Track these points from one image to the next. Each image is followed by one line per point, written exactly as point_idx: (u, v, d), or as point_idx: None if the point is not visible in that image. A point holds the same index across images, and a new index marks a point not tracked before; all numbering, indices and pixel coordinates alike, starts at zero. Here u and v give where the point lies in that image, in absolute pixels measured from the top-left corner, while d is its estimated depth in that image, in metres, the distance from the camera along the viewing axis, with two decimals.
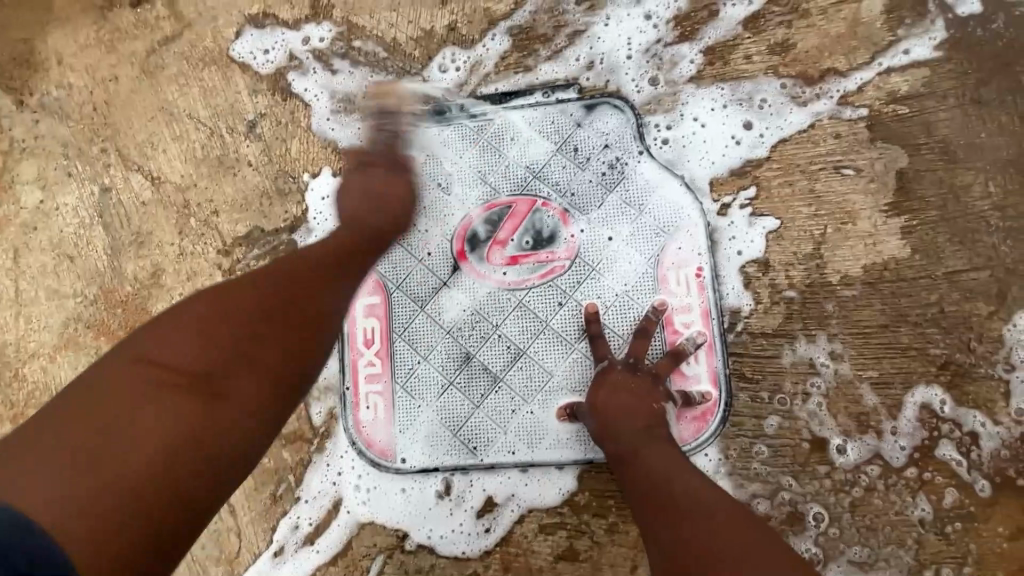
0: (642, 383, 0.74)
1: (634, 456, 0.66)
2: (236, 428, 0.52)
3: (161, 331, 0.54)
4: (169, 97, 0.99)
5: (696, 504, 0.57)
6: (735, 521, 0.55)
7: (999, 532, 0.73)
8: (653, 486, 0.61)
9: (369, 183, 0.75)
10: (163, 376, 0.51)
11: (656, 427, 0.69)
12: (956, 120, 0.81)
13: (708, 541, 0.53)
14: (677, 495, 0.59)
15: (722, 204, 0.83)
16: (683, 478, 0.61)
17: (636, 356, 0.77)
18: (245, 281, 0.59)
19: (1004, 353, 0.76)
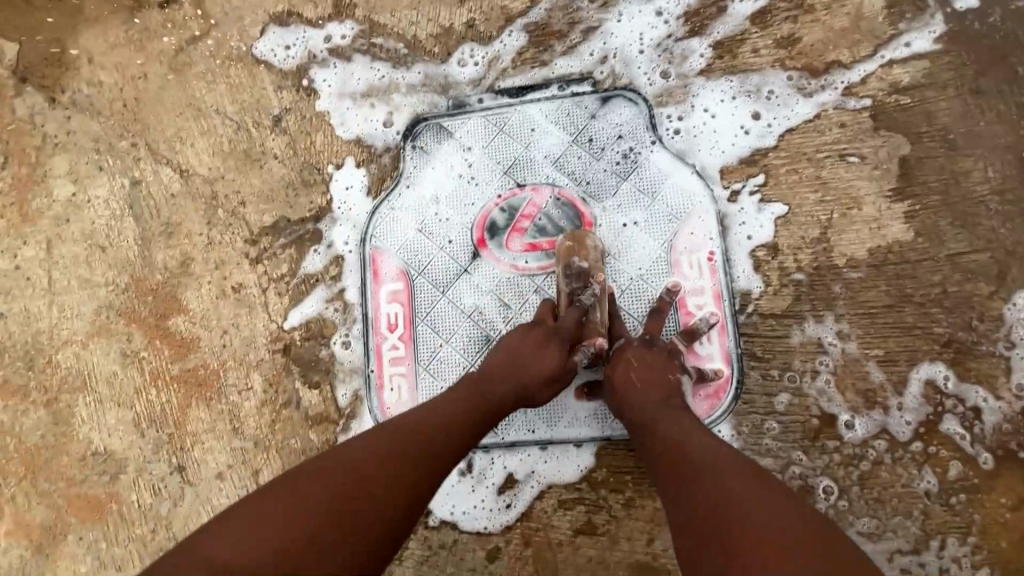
0: (658, 357, 0.77)
1: (654, 425, 0.68)
2: None
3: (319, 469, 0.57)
4: (197, 93, 1.03)
5: (713, 468, 0.59)
6: (751, 485, 0.56)
7: (1002, 503, 0.76)
8: (670, 452, 0.64)
9: (522, 346, 0.75)
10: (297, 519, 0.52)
11: (673, 399, 0.72)
12: (956, 109, 0.85)
13: (722, 503, 0.55)
14: (694, 459, 0.61)
15: (732, 191, 0.87)
16: (701, 443, 0.63)
17: (651, 333, 0.80)
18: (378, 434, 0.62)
19: (1005, 331, 0.79)
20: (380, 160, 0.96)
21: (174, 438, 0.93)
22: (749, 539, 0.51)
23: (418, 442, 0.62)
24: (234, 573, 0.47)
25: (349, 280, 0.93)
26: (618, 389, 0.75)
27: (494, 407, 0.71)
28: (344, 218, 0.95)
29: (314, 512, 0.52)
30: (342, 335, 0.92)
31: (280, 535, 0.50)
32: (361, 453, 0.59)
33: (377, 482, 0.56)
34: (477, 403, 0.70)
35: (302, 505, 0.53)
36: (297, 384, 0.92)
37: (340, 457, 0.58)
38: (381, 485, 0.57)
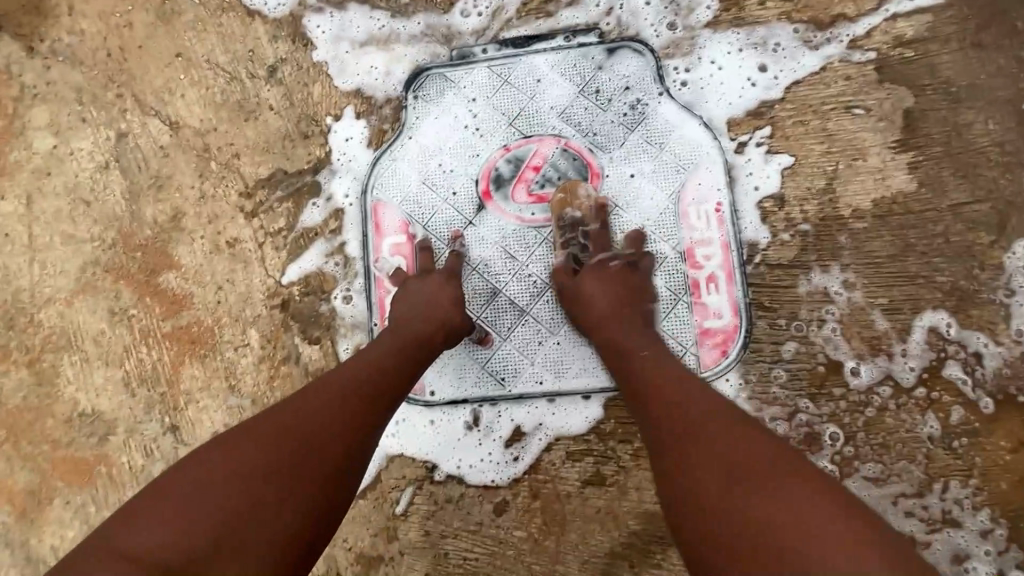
0: (636, 283, 0.76)
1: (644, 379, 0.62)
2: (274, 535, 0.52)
3: (281, 412, 0.60)
4: (187, 42, 0.99)
5: (710, 431, 0.53)
6: (753, 448, 0.51)
7: (1002, 446, 0.78)
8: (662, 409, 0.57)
9: (425, 288, 0.80)
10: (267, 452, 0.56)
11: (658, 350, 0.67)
12: (959, 62, 0.86)
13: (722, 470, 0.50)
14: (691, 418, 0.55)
15: (739, 142, 0.87)
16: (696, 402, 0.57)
17: (635, 258, 0.79)
18: (334, 378, 0.65)
19: (1004, 279, 0.81)
20: (381, 112, 0.93)
21: (167, 397, 0.90)
22: (758, 514, 0.46)
23: (350, 398, 0.63)
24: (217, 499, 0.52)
25: (349, 233, 0.90)
26: (593, 324, 0.73)
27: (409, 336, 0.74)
28: (344, 170, 0.92)
29: (279, 446, 0.56)
30: (343, 290, 0.89)
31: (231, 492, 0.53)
32: (298, 413, 0.60)
33: (333, 418, 0.60)
34: (404, 358, 0.71)
35: (267, 440, 0.57)
36: (297, 340, 0.89)
37: (275, 418, 0.59)
38: (338, 421, 0.60)
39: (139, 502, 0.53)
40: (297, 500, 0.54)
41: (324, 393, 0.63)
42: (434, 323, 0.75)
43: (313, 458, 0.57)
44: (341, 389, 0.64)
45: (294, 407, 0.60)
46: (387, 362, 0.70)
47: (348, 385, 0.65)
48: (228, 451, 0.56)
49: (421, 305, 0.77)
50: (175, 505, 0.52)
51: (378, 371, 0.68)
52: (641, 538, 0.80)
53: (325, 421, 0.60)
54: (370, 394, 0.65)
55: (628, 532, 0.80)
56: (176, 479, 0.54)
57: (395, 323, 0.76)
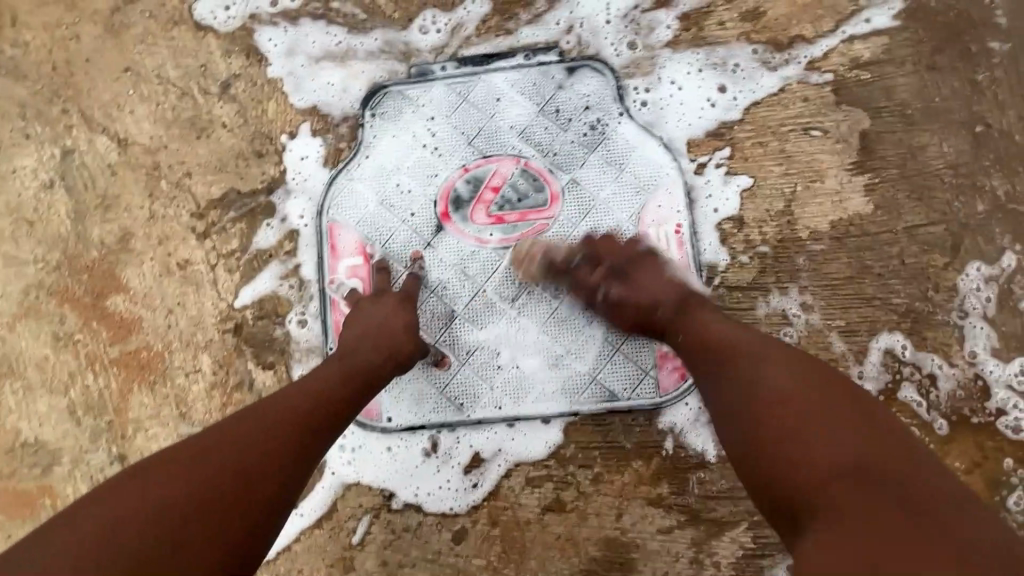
0: (644, 270, 0.77)
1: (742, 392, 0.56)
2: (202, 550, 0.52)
3: (222, 430, 0.60)
4: (136, 57, 0.96)
5: (847, 473, 0.46)
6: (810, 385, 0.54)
7: (956, 467, 0.79)
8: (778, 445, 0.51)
9: (378, 312, 0.78)
10: (204, 466, 0.56)
11: (756, 340, 0.62)
12: (914, 85, 0.86)
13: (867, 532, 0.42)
14: (815, 450, 0.48)
15: (699, 163, 0.87)
16: (817, 419, 0.51)
17: (613, 262, 0.79)
18: (280, 398, 0.66)
19: (958, 301, 0.81)
20: (337, 130, 0.91)
21: (114, 426, 0.86)
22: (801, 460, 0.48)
23: (292, 419, 0.64)
24: (150, 509, 0.52)
25: (304, 255, 0.88)
26: (648, 321, 0.73)
27: (358, 360, 0.73)
28: (299, 190, 0.90)
29: (217, 461, 0.57)
30: (298, 313, 0.87)
31: (164, 504, 0.53)
32: (239, 431, 0.60)
33: (273, 438, 0.61)
34: (350, 380, 0.71)
35: (206, 456, 0.57)
36: (250, 365, 0.86)
37: (215, 438, 0.59)
38: (277, 441, 0.61)
39: (64, 519, 0.52)
40: (228, 518, 0.54)
41: (267, 413, 0.63)
42: (382, 350, 0.75)
43: (247, 481, 0.57)
44: (283, 413, 0.64)
45: (234, 429, 0.60)
46: (333, 387, 0.69)
47: (289, 410, 0.64)
48: (162, 468, 0.55)
49: (373, 330, 0.76)
50: (105, 521, 0.51)
51: (325, 394, 0.68)
52: (601, 565, 0.79)
53: (266, 442, 0.60)
54: (312, 421, 0.65)
55: (588, 558, 0.79)
56: (106, 494, 0.54)
57: (345, 347, 0.75)
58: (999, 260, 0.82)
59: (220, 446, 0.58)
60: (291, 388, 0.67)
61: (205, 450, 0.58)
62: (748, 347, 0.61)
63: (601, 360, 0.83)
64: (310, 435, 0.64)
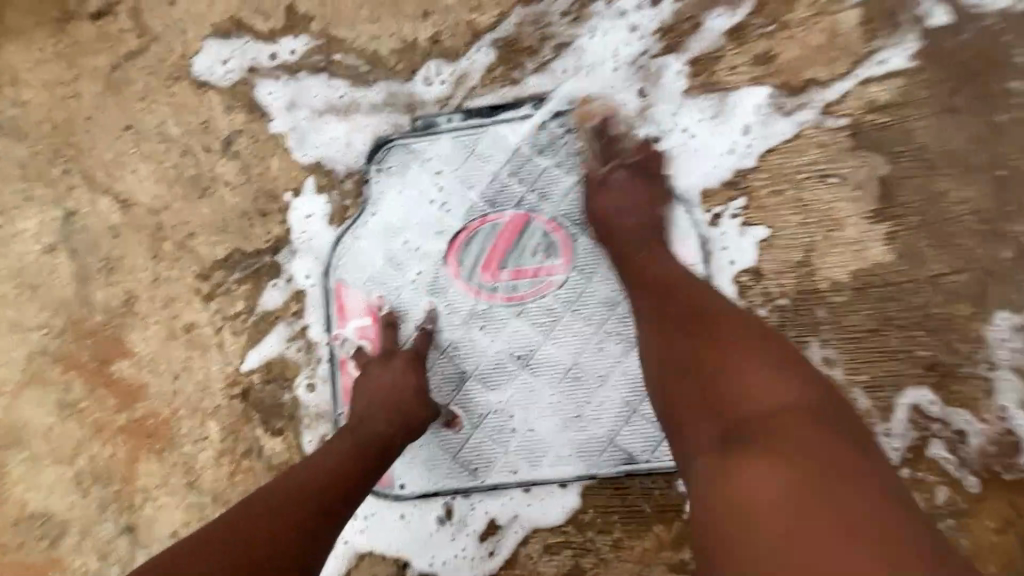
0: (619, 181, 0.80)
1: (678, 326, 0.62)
2: None
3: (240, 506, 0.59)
4: (137, 114, 0.95)
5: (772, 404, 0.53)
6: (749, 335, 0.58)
7: (988, 527, 0.76)
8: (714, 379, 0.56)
9: (389, 374, 0.75)
10: (217, 544, 0.55)
11: (683, 286, 0.67)
12: (933, 127, 0.83)
13: (789, 454, 0.49)
14: (741, 390, 0.54)
15: (713, 215, 0.84)
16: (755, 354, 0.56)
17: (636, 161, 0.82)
18: (298, 468, 0.64)
19: (986, 352, 0.79)
20: (342, 186, 0.89)
21: (121, 495, 0.85)
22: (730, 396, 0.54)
23: (307, 488, 0.61)
24: None
25: (312, 316, 0.86)
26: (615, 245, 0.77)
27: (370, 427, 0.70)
28: (305, 249, 0.88)
29: (231, 536, 0.55)
30: (307, 376, 0.85)
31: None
32: (254, 505, 0.59)
33: (287, 508, 0.59)
34: (366, 446, 0.68)
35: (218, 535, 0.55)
36: (259, 432, 0.84)
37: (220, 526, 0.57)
38: (290, 512, 0.59)
39: None
40: None
41: (283, 484, 0.62)
42: (396, 418, 0.71)
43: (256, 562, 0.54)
44: (291, 491, 0.61)
45: (244, 513, 0.58)
46: (346, 457, 0.66)
47: (298, 488, 0.61)
48: (167, 566, 0.53)
49: (383, 394, 0.73)
50: None
51: (342, 462, 0.66)
52: None
53: (278, 512, 0.58)
54: (323, 495, 0.62)
55: None
56: None
57: (357, 415, 0.72)
58: None
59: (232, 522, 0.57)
60: (308, 459, 0.65)
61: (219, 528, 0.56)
62: (686, 292, 0.66)
63: (619, 422, 0.80)
64: (319, 514, 0.60)
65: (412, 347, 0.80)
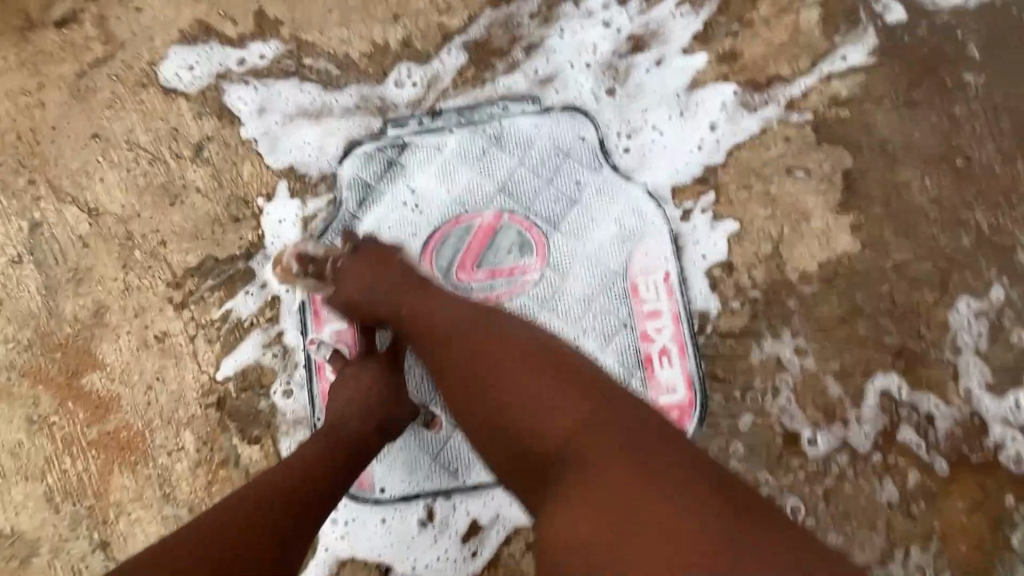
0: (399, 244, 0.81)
1: (478, 361, 0.61)
2: None
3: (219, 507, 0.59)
4: (105, 122, 0.93)
5: (562, 428, 0.54)
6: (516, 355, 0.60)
7: (959, 508, 0.78)
8: (510, 425, 0.57)
9: (364, 376, 0.75)
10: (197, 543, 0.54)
11: (473, 311, 0.67)
12: (893, 121, 0.86)
13: (597, 470, 0.52)
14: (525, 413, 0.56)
15: (684, 209, 0.86)
16: (535, 380, 0.57)
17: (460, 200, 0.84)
18: (276, 469, 0.64)
19: (950, 338, 0.81)
20: (316, 190, 0.89)
21: (94, 511, 0.83)
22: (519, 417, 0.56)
23: (286, 486, 0.62)
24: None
25: (287, 322, 0.86)
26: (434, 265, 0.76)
27: (346, 429, 0.70)
28: (278, 255, 0.88)
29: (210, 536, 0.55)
30: (283, 383, 0.84)
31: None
32: (233, 505, 0.58)
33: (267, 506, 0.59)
34: (342, 445, 0.69)
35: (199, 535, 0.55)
36: (235, 441, 0.83)
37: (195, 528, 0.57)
38: (271, 509, 0.59)
39: None
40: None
41: (261, 484, 0.61)
42: (372, 418, 0.71)
43: (230, 560, 0.53)
44: (268, 491, 0.61)
45: (223, 513, 0.57)
46: (324, 456, 0.67)
47: (275, 488, 0.61)
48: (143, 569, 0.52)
49: (359, 395, 0.73)
50: None
51: (322, 461, 0.66)
52: None
53: (258, 510, 0.58)
54: (300, 494, 0.62)
55: None
56: None
57: (333, 417, 0.71)
58: (988, 294, 0.81)
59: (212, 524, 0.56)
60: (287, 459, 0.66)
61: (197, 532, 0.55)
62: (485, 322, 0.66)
63: None
64: (299, 509, 0.60)
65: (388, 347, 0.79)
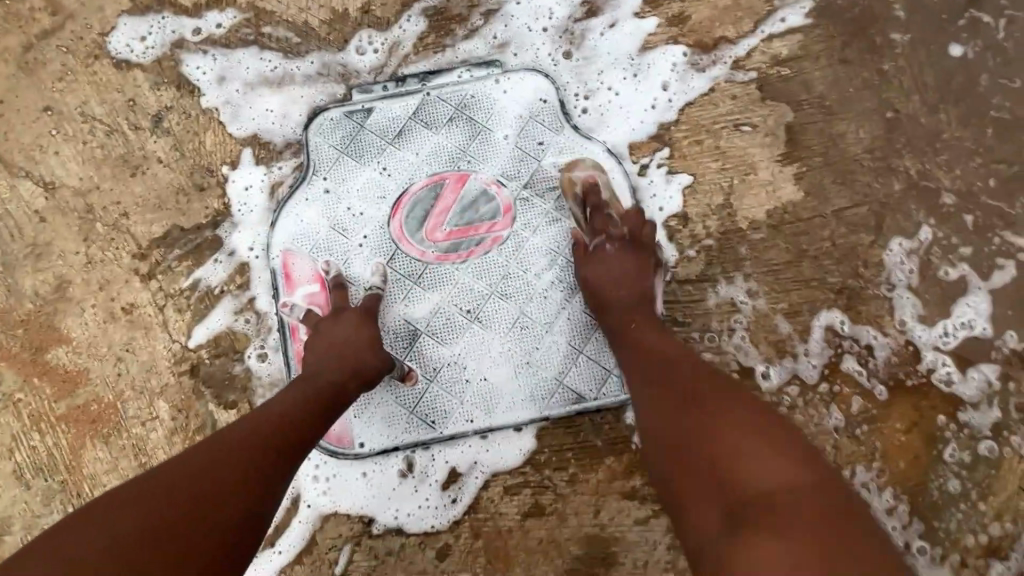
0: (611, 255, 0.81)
1: (679, 398, 0.61)
2: (208, 529, 0.52)
3: (215, 437, 0.60)
4: (56, 95, 0.91)
5: (765, 481, 0.51)
6: (718, 400, 0.60)
7: (897, 428, 0.85)
8: (709, 465, 0.55)
9: (338, 330, 0.76)
10: (199, 463, 0.57)
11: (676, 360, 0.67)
12: (829, 77, 0.92)
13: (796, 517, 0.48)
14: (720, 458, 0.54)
15: (641, 165, 0.90)
16: (749, 435, 0.55)
17: (630, 232, 0.82)
18: (270, 405, 0.66)
19: (885, 275, 0.88)
20: (281, 158, 0.90)
21: (67, 485, 0.82)
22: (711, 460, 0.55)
23: (281, 421, 0.64)
24: (144, 507, 0.52)
25: (258, 287, 0.86)
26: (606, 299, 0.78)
27: (322, 379, 0.70)
28: (246, 222, 0.88)
29: (211, 458, 0.57)
30: (257, 347, 0.85)
31: (164, 498, 0.53)
32: (230, 434, 0.61)
33: (264, 436, 0.62)
34: (326, 388, 0.70)
35: (199, 457, 0.57)
36: (211, 407, 0.84)
37: (136, 520, 0.51)
38: (268, 438, 0.62)
39: (61, 529, 0.51)
40: (230, 498, 0.55)
41: (259, 416, 0.64)
42: (346, 368, 0.72)
43: (230, 482, 0.56)
44: (261, 426, 0.63)
45: (221, 441, 0.60)
46: (311, 397, 0.68)
47: (269, 421, 0.64)
48: (144, 487, 0.54)
49: (334, 347, 0.74)
50: (104, 522, 0.51)
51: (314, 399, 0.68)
52: (584, 562, 0.80)
53: (256, 440, 0.61)
54: (294, 429, 0.64)
55: (572, 558, 0.81)
56: (96, 509, 0.52)
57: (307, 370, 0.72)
58: (918, 234, 0.89)
59: (210, 448, 0.59)
60: (279, 398, 0.68)
61: (198, 454, 0.58)
62: (677, 369, 0.66)
63: (566, 363, 0.84)
64: (293, 441, 0.63)
65: (360, 303, 0.81)
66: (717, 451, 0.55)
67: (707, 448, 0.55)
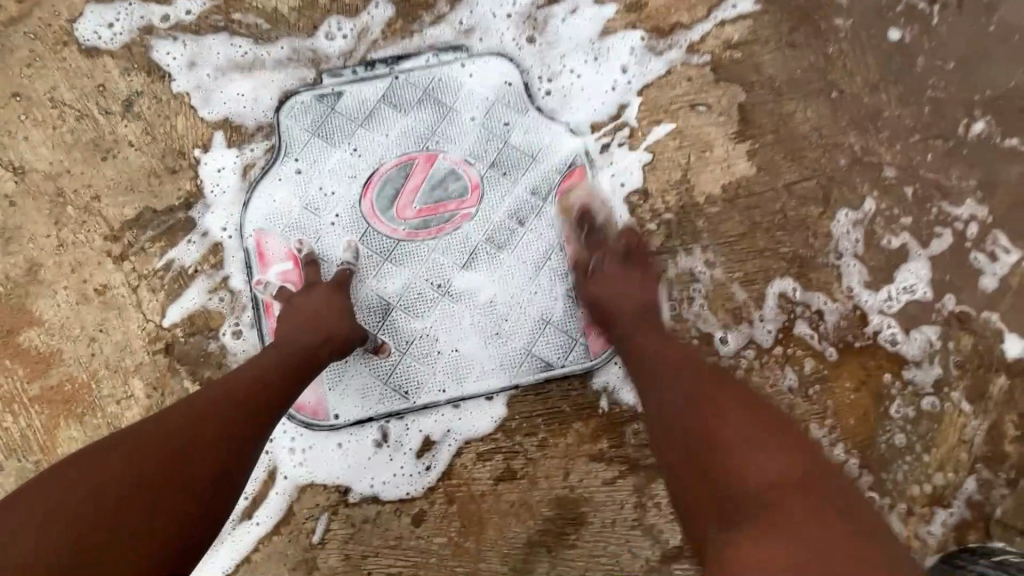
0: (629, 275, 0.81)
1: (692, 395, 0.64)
2: (172, 499, 0.54)
3: (189, 400, 0.62)
4: (24, 80, 0.92)
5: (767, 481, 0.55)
6: (725, 400, 0.63)
7: (847, 387, 0.90)
8: (713, 462, 0.57)
9: (310, 301, 0.78)
10: (169, 428, 0.58)
11: (689, 364, 0.69)
12: (778, 60, 0.98)
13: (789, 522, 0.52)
14: (728, 456, 0.57)
15: (603, 144, 0.94)
16: (753, 437, 0.58)
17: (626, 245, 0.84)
18: (241, 373, 0.68)
19: (833, 244, 0.93)
20: (253, 141, 0.92)
21: (42, 464, 0.83)
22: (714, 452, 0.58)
23: (250, 390, 0.66)
24: (116, 470, 0.54)
25: (232, 266, 0.88)
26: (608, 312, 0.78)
27: (295, 344, 0.73)
28: (218, 203, 0.90)
29: (180, 424, 0.59)
30: (232, 325, 0.87)
31: (132, 463, 0.55)
32: (202, 400, 0.62)
33: (234, 404, 0.63)
34: (298, 358, 0.72)
35: (170, 421, 0.59)
36: (186, 384, 0.85)
37: (106, 483, 0.53)
38: (237, 407, 0.63)
39: (40, 484, 0.54)
40: (195, 466, 0.56)
41: (230, 384, 0.65)
42: (318, 336, 0.74)
43: (196, 449, 0.57)
44: (231, 393, 0.64)
45: (192, 407, 0.61)
46: (283, 364, 0.70)
47: (238, 389, 0.65)
48: (116, 449, 0.56)
49: (306, 316, 0.76)
50: (78, 482, 0.53)
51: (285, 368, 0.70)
52: (555, 523, 0.84)
53: (225, 408, 0.62)
54: (264, 397, 0.66)
55: (543, 519, 0.84)
56: (72, 466, 0.55)
57: (279, 338, 0.74)
58: (862, 206, 0.94)
59: (181, 413, 0.60)
60: (252, 365, 0.69)
61: (170, 418, 0.60)
62: (691, 373, 0.67)
63: (534, 334, 0.88)
64: (262, 408, 0.65)
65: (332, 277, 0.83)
66: (721, 446, 0.58)
67: (711, 442, 0.58)
